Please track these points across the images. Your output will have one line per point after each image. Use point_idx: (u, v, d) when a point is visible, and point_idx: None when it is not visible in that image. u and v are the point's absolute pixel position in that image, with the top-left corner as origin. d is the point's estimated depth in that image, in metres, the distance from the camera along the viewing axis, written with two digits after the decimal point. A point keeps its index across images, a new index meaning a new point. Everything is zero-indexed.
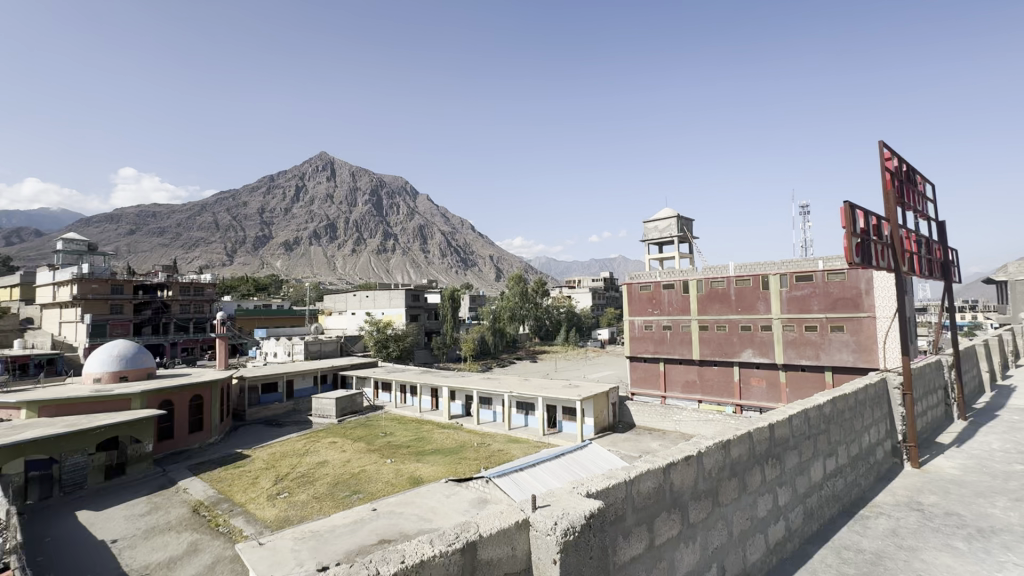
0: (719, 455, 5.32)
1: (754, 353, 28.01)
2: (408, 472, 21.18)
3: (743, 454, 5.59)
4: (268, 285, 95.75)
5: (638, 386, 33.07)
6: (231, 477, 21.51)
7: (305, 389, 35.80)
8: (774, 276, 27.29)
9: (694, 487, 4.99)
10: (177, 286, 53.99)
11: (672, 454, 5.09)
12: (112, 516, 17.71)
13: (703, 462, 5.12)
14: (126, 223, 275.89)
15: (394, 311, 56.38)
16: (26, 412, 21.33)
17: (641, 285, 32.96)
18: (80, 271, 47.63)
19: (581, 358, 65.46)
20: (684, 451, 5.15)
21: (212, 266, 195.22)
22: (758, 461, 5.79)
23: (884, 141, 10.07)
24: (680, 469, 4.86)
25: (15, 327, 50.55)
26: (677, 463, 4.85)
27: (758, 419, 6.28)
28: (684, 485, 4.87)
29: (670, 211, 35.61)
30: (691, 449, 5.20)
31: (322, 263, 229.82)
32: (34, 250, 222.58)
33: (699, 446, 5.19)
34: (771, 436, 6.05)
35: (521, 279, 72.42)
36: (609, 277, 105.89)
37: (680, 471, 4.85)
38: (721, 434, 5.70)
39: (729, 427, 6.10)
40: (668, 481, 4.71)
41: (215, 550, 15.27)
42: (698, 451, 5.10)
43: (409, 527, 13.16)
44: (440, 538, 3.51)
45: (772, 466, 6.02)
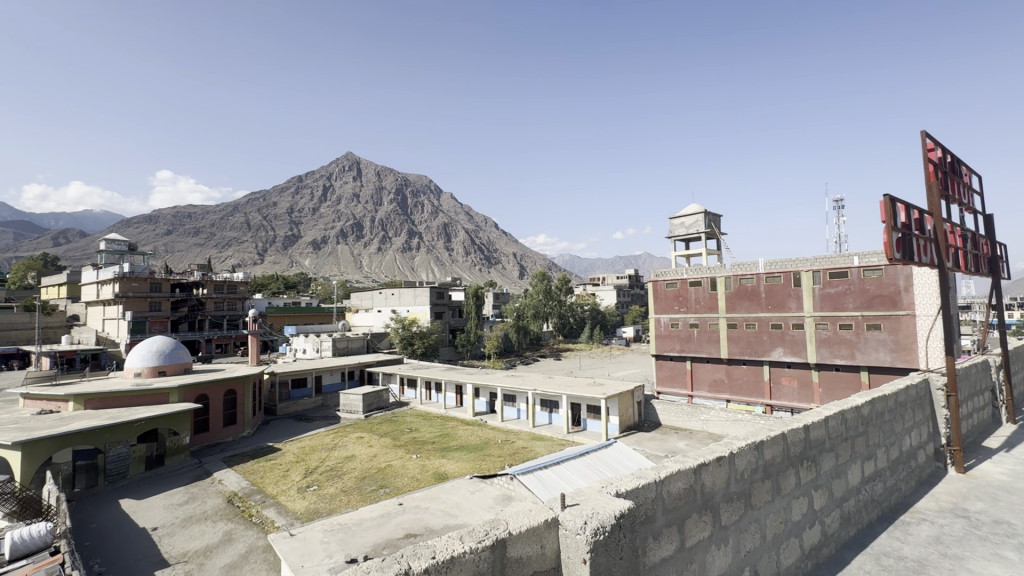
0: (752, 456, 5.19)
1: (785, 352, 27.25)
2: (433, 468, 21.40)
3: (777, 456, 5.45)
4: (297, 283, 98.14)
5: (664, 384, 32.61)
6: (263, 469, 22.13)
7: (333, 385, 36.58)
8: (806, 273, 26.47)
9: (725, 490, 4.88)
10: (211, 284, 55.84)
11: (703, 454, 4.99)
12: (152, 505, 18.47)
13: (736, 463, 5.01)
14: (164, 224, 286.75)
15: (419, 308, 56.97)
16: (72, 404, 22.43)
17: (668, 282, 32.45)
18: (121, 270, 49.71)
19: (605, 356, 64.86)
20: (715, 451, 5.05)
21: (243, 265, 201.23)
22: (792, 463, 5.63)
23: (927, 131, 9.61)
24: (710, 470, 4.76)
25: (63, 323, 53.21)
26: (709, 464, 4.75)
27: (793, 420, 6.10)
28: (715, 486, 4.78)
29: (697, 207, 34.88)
30: (723, 449, 5.09)
31: (349, 262, 234.05)
32: (80, 251, 233.71)
33: (730, 447, 5.08)
34: (807, 438, 5.87)
35: (544, 276, 72.11)
36: (634, 274, 104.54)
37: (711, 472, 4.75)
38: (754, 435, 5.56)
39: (763, 427, 5.95)
40: (699, 482, 4.61)
41: (249, 540, 15.79)
42: (730, 451, 4.99)
43: (435, 522, 13.32)
44: (470, 535, 3.53)
45: (807, 469, 5.84)
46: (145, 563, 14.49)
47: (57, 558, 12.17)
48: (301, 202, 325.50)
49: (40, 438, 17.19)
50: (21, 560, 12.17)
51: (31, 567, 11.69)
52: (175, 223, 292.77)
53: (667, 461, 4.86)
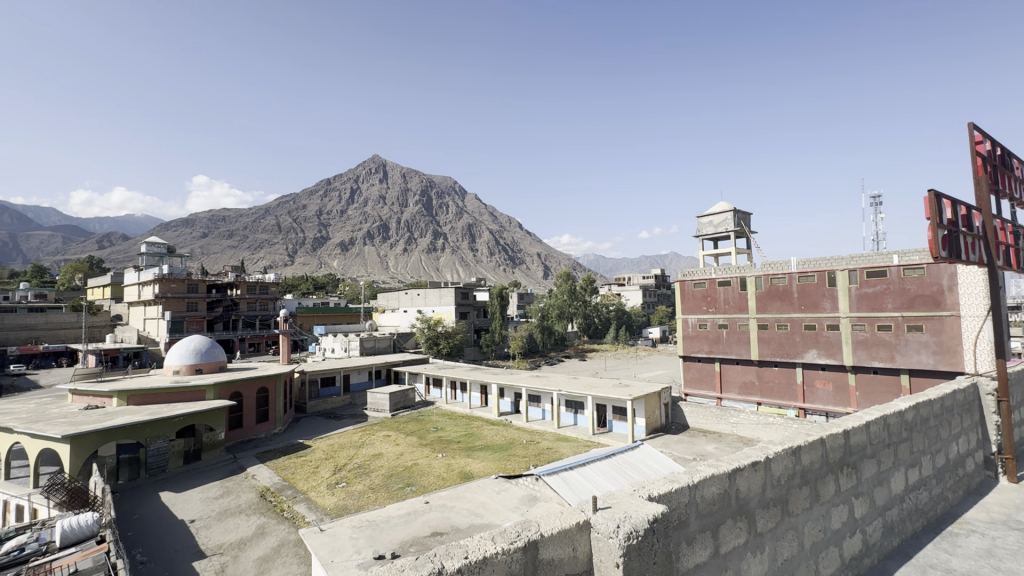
0: (789, 461, 5.03)
1: (819, 354, 26.37)
2: (459, 467, 21.55)
3: (815, 462, 5.27)
4: (325, 283, 100.28)
5: (692, 386, 31.99)
6: (294, 465, 22.69)
7: (361, 384, 37.23)
8: (842, 272, 25.57)
9: (761, 495, 4.75)
10: (244, 285, 57.63)
11: (737, 459, 4.86)
12: (189, 498, 19.15)
13: (772, 468, 4.88)
14: (200, 227, 297.71)
15: (444, 309, 57.48)
16: (116, 400, 23.47)
17: (696, 281, 31.83)
18: (160, 272, 51.80)
19: (631, 357, 64.10)
20: (750, 455, 4.92)
21: (275, 267, 206.83)
22: (832, 470, 5.44)
23: (975, 123, 9.13)
24: (746, 476, 4.64)
25: (107, 323, 55.78)
26: (744, 469, 4.63)
27: (831, 424, 5.90)
28: (750, 492, 4.65)
29: (726, 205, 34.09)
30: (758, 454, 4.95)
31: (375, 263, 237.79)
32: (122, 254, 244.34)
33: (766, 452, 4.93)
34: (847, 443, 5.66)
35: (569, 276, 71.71)
36: (660, 274, 102.99)
37: (746, 478, 4.64)
38: (790, 440, 5.40)
39: (799, 432, 5.78)
40: (733, 487, 4.50)
41: (281, 534, 16.22)
42: (766, 456, 4.85)
43: (461, 521, 13.41)
44: (502, 535, 3.53)
45: (847, 475, 5.63)
46: (184, 554, 15.05)
47: (103, 546, 12.74)
48: (329, 204, 332.33)
49: (87, 432, 18.03)
50: (70, 548, 12.79)
51: (79, 555, 12.28)
52: (211, 225, 303.61)
53: (701, 465, 4.76)
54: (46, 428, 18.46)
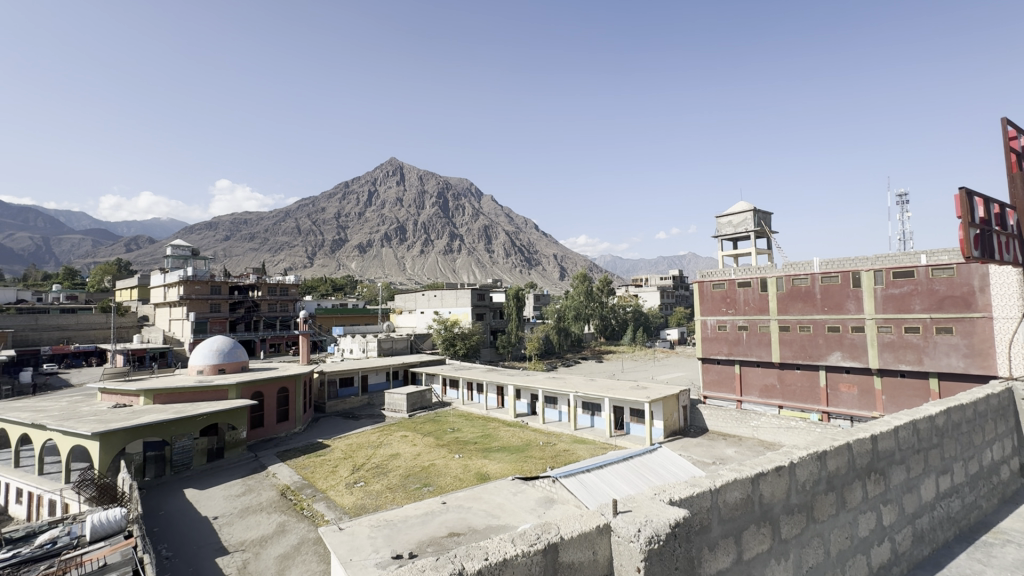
0: (814, 467, 4.92)
1: (844, 357, 25.74)
2: (475, 468, 21.60)
3: (841, 467, 5.15)
4: (344, 285, 101.49)
5: (711, 389, 31.53)
6: (313, 464, 23.01)
7: (378, 384, 37.58)
8: (867, 272, 24.94)
9: (786, 501, 4.65)
10: (265, 287, 58.71)
11: (761, 463, 4.78)
12: (213, 495, 19.56)
13: (796, 473, 4.78)
14: (222, 230, 304.48)
15: (460, 310, 57.72)
16: (143, 399, 24.12)
17: (715, 282, 31.38)
18: (185, 274, 53.08)
19: (649, 358, 63.46)
20: (774, 460, 4.82)
21: (295, 269, 210.25)
22: (858, 475, 5.31)
23: (1009, 117, 8.80)
24: (769, 481, 4.55)
25: (135, 323, 57.39)
26: (768, 474, 4.54)
27: (858, 429, 5.75)
28: (775, 497, 4.56)
29: (746, 205, 33.53)
30: (782, 459, 4.85)
31: (393, 265, 240.01)
32: (148, 257, 251.09)
33: (791, 457, 4.83)
34: (875, 449, 5.52)
35: (586, 278, 71.38)
36: (678, 274, 101.80)
37: (770, 483, 4.54)
38: (815, 444, 5.29)
39: (824, 436, 5.65)
40: (757, 492, 4.42)
41: (301, 532, 16.45)
42: (790, 461, 4.75)
43: (478, 522, 13.43)
44: (521, 538, 3.52)
45: (875, 481, 5.48)
46: (208, 550, 15.38)
47: (130, 541, 13.08)
48: (347, 206, 336.67)
49: (115, 429, 18.56)
50: (100, 542, 13.18)
51: (108, 549, 12.64)
52: (233, 228, 310.29)
53: (723, 469, 4.68)
54: (77, 425, 19.05)
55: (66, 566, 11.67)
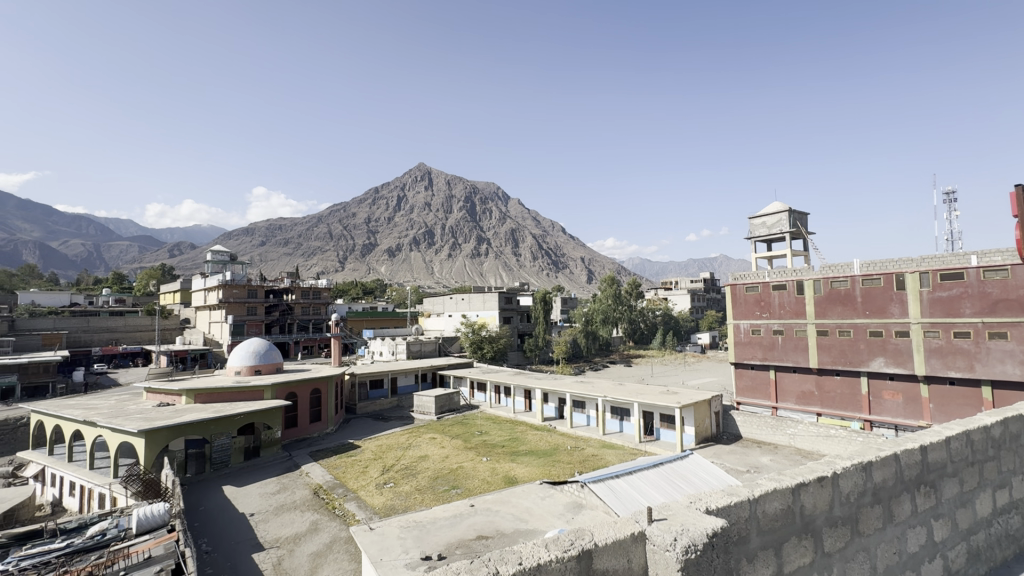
0: (859, 478, 4.73)
1: (887, 363, 24.63)
2: (503, 471, 21.60)
3: (888, 479, 4.93)
4: (374, 288, 103.53)
5: (745, 395, 30.65)
6: (345, 465, 23.47)
7: (407, 387, 38.11)
8: (912, 274, 23.84)
9: (829, 513, 4.48)
10: (299, 291, 60.41)
11: (802, 474, 4.61)
12: (249, 493, 20.18)
13: (840, 484, 4.60)
14: (258, 236, 314.99)
15: (488, 313, 58.00)
16: (185, 398, 25.12)
17: (747, 285, 30.57)
18: (224, 278, 55.15)
19: (679, 363, 62.32)
20: (816, 469, 4.66)
21: (327, 273, 215.56)
22: (907, 488, 5.06)
23: None
24: (811, 492, 4.39)
25: (177, 326, 59.95)
26: (809, 485, 4.38)
27: (906, 439, 5.49)
28: (817, 509, 4.40)
29: (780, 205, 32.54)
30: (825, 468, 4.68)
31: (421, 268, 243.16)
32: (190, 262, 261.97)
33: (833, 467, 4.65)
34: (924, 461, 5.25)
35: (614, 281, 70.60)
36: (709, 277, 99.72)
37: (811, 493, 4.39)
38: (860, 455, 5.07)
39: (870, 447, 5.41)
40: (797, 503, 4.27)
41: (333, 531, 16.78)
42: (833, 472, 4.58)
43: (506, 526, 13.41)
44: (555, 543, 3.50)
45: (925, 495, 5.22)
46: (244, 546, 15.86)
47: (173, 534, 13.63)
48: (377, 211, 343.19)
49: (160, 427, 19.39)
50: (145, 534, 13.79)
51: (153, 542, 13.20)
52: (269, 234, 320.94)
53: (762, 478, 4.54)
54: (124, 423, 20.01)
55: (114, 557, 12.24)
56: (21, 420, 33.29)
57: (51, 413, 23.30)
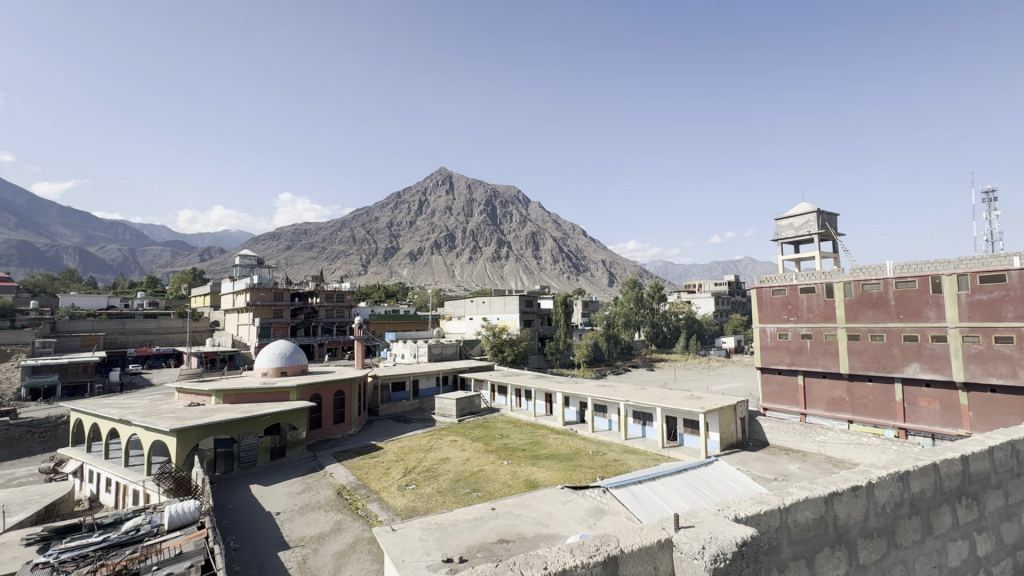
0: (896, 487, 4.56)
1: (922, 368, 23.73)
2: (524, 475, 21.56)
3: (927, 490, 4.74)
4: (396, 292, 104.77)
5: (772, 401, 29.92)
6: (367, 466, 23.74)
7: (429, 389, 38.43)
8: (949, 277, 22.95)
9: (863, 524, 4.33)
10: (323, 294, 61.52)
11: (835, 482, 4.46)
12: (275, 492, 20.59)
13: (876, 494, 4.45)
14: (284, 240, 322.38)
15: (508, 316, 58.03)
16: (214, 398, 25.80)
17: (774, 288, 29.91)
18: (251, 282, 56.56)
19: (703, 367, 61.26)
20: (850, 478, 4.52)
21: (350, 276, 219.06)
22: (948, 499, 4.86)
23: None
24: (845, 501, 4.25)
25: (207, 328, 61.72)
26: (843, 494, 4.25)
27: (946, 448, 5.27)
28: (851, 519, 4.26)
29: (809, 206, 31.70)
30: (859, 477, 4.53)
31: (442, 272, 244.99)
32: (219, 267, 269.67)
33: (868, 476, 4.50)
34: (965, 471, 5.03)
35: (636, 284, 69.82)
36: (733, 280, 97.96)
37: (845, 504, 4.25)
38: (897, 464, 4.89)
39: (908, 456, 5.21)
40: (830, 513, 4.15)
41: (356, 531, 16.99)
42: (868, 481, 4.44)
43: (528, 530, 13.36)
44: (580, 548, 3.47)
45: (967, 507, 5.00)
46: (271, 544, 16.18)
47: (203, 531, 14.00)
48: (399, 215, 347.41)
49: (190, 427, 19.96)
50: (176, 531, 14.21)
51: (184, 538, 13.59)
52: (295, 239, 328.32)
53: (793, 487, 4.42)
54: (157, 422, 20.67)
55: (147, 552, 12.65)
56: (61, 419, 34.73)
57: (89, 411, 24.25)
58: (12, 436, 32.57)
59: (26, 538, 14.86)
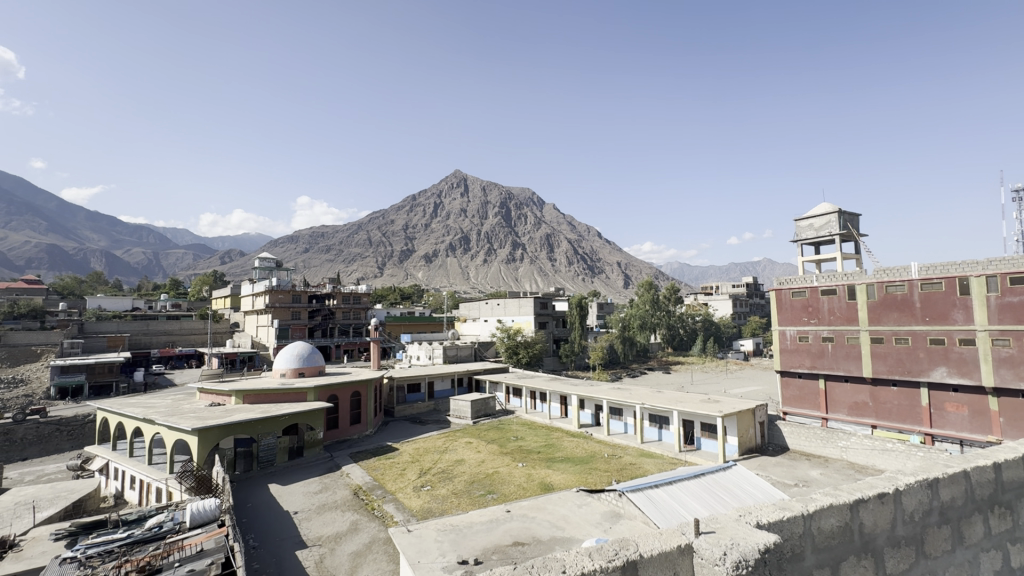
0: (924, 495, 4.44)
1: (950, 373, 23.05)
2: (539, 478, 21.48)
3: (958, 498, 4.59)
4: (412, 294, 105.48)
5: (792, 405, 29.37)
6: (383, 466, 23.93)
7: (444, 391, 38.61)
8: (977, 278, 22.26)
9: (890, 532, 4.22)
10: (340, 296, 62.25)
11: (860, 489, 4.36)
12: (293, 492, 20.86)
13: (903, 502, 4.33)
14: (302, 243, 327.26)
15: (523, 319, 58.01)
16: (234, 399, 26.27)
17: (794, 290, 29.40)
18: (270, 284, 57.48)
19: (721, 370, 60.42)
20: (876, 485, 4.40)
21: (366, 278, 221.33)
22: (980, 508, 4.70)
23: None
24: (871, 508, 4.15)
25: (228, 329, 62.90)
26: (869, 502, 4.14)
27: (978, 455, 5.10)
28: (877, 527, 4.16)
29: (830, 206, 31.08)
30: (886, 484, 4.42)
31: (457, 274, 245.92)
32: (239, 269, 274.75)
33: (895, 483, 4.38)
34: (998, 480, 4.86)
35: (652, 286, 69.10)
36: (751, 282, 96.55)
37: (871, 511, 4.14)
38: (925, 471, 4.75)
39: (937, 462, 5.05)
40: (855, 520, 4.05)
41: (372, 531, 17.12)
42: (896, 488, 4.32)
43: (543, 533, 13.29)
44: (599, 553, 3.46)
45: (1000, 516, 4.83)
46: (289, 542, 16.40)
47: (223, 529, 14.24)
48: (415, 218, 349.85)
49: (211, 426, 20.35)
50: (198, 528, 14.48)
51: (205, 536, 13.84)
52: (312, 242, 332.89)
53: (816, 492, 4.33)
54: (179, 421, 21.12)
55: (169, 549, 12.91)
56: (88, 417, 35.69)
57: (115, 410, 24.89)
58: (42, 433, 33.58)
59: (55, 534, 15.29)
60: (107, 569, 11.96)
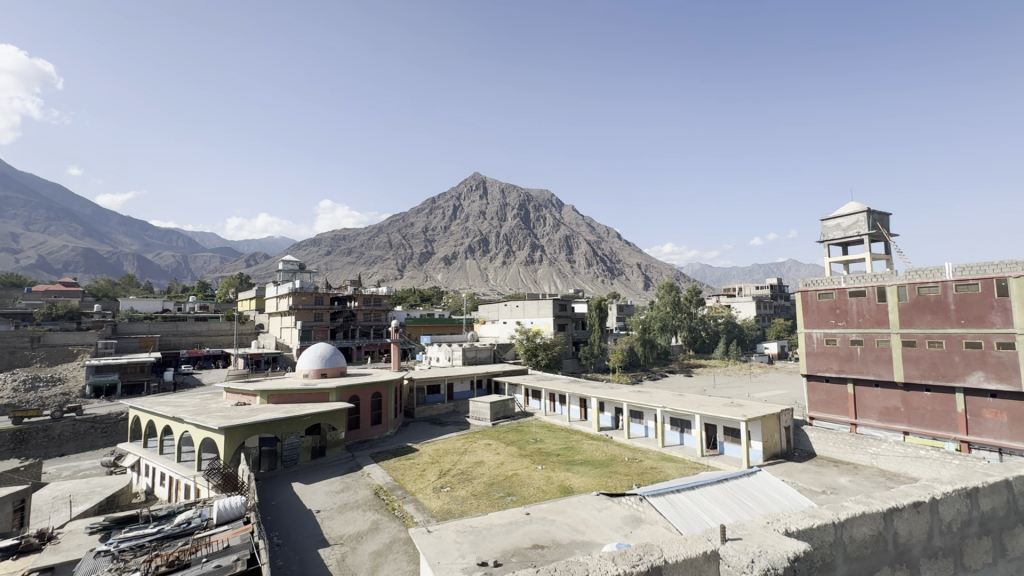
0: (963, 505, 4.31)
1: (987, 378, 22.16)
2: (558, 480, 21.38)
3: (999, 508, 4.42)
4: (432, 296, 106.28)
5: (818, 410, 28.58)
6: (403, 467, 24.15)
7: (463, 392, 38.77)
8: (1016, 279, 21.36)
9: (926, 543, 4.17)
10: (361, 298, 63.07)
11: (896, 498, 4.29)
12: (316, 490, 21.22)
13: (941, 511, 4.24)
14: (324, 246, 333.07)
15: (542, 320, 57.88)
16: (259, 398, 26.83)
17: (820, 292, 28.69)
18: (294, 287, 58.56)
19: (744, 374, 59.25)
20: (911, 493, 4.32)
21: (386, 281, 223.97)
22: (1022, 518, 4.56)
23: None
24: (906, 517, 4.10)
25: (253, 330, 64.33)
26: (903, 511, 4.10)
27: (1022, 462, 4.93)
28: (913, 536, 4.09)
29: (858, 205, 30.23)
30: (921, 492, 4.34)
31: (476, 276, 246.77)
32: (264, 272, 280.93)
33: (933, 492, 4.29)
34: None
35: (673, 287, 68.33)
36: (776, 283, 94.60)
37: (905, 520, 4.10)
38: (964, 479, 4.63)
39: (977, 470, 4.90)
40: (888, 529, 4.03)
41: (393, 531, 17.28)
42: (932, 497, 4.24)
43: (562, 536, 13.22)
44: (622, 558, 3.57)
45: None
46: (311, 540, 16.66)
47: (248, 526, 14.53)
48: (434, 221, 352.36)
49: (237, 425, 20.81)
50: (224, 525, 14.80)
51: (231, 532, 14.15)
52: (335, 244, 338.24)
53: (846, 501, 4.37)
54: (207, 420, 21.69)
55: (197, 544, 13.27)
56: (121, 415, 36.92)
57: (146, 409, 25.68)
58: (77, 430, 34.86)
59: (90, 527, 15.84)
60: (139, 563, 12.34)
